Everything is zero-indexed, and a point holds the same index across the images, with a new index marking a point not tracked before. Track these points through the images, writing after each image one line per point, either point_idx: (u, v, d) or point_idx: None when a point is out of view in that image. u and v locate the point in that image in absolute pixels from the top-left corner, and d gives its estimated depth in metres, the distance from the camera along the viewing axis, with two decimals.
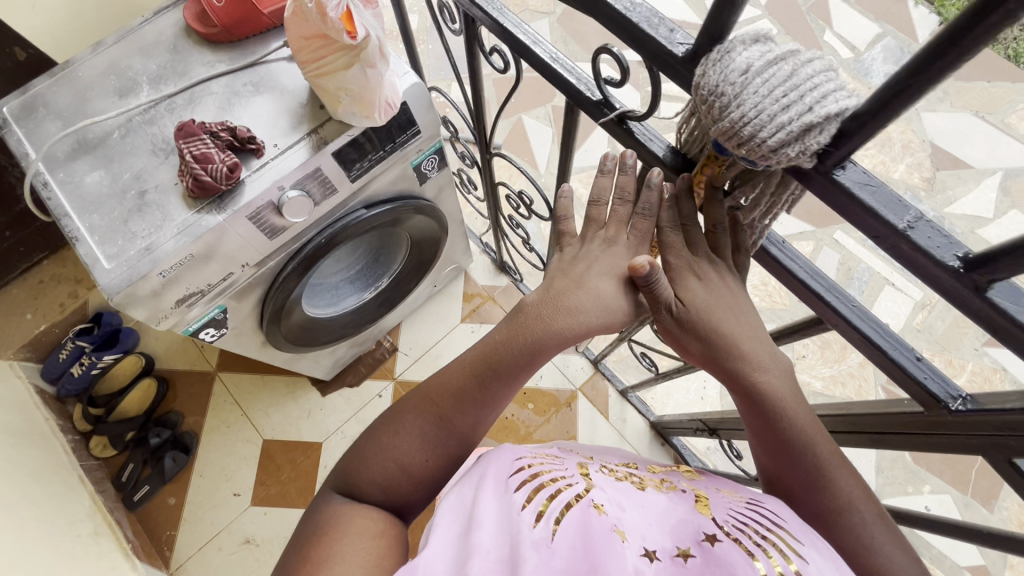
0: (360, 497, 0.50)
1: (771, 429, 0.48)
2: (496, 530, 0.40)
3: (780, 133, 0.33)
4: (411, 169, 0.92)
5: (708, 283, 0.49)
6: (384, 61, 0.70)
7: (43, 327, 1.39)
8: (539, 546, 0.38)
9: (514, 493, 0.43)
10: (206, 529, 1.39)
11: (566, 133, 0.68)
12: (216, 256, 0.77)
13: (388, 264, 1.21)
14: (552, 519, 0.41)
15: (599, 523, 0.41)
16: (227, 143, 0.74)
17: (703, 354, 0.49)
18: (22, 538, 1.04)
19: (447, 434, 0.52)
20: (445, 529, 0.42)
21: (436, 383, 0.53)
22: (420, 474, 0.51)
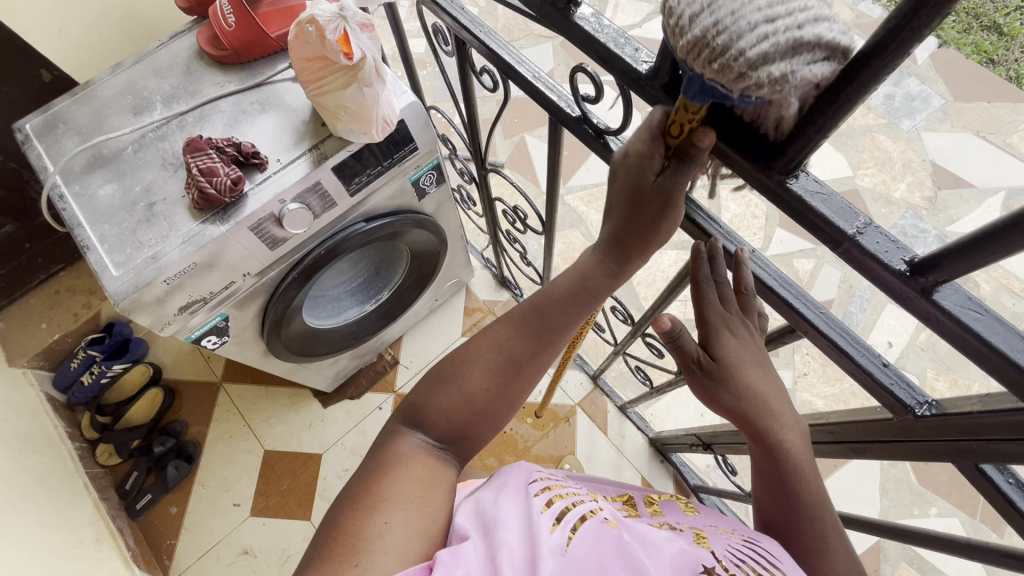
0: (426, 427, 0.51)
1: (785, 485, 0.47)
2: (516, 531, 0.40)
3: (764, 44, 0.28)
4: (409, 184, 0.95)
5: (741, 341, 0.50)
6: (380, 81, 0.75)
7: (56, 336, 1.44)
8: (556, 552, 0.38)
9: (533, 499, 0.43)
10: (206, 540, 1.40)
11: (552, 151, 0.71)
12: (219, 265, 0.80)
13: (389, 276, 1.24)
14: (570, 526, 0.40)
15: (614, 538, 0.41)
16: (232, 157, 0.78)
17: (732, 407, 0.48)
18: (24, 542, 1.07)
19: (518, 371, 0.53)
20: (469, 529, 0.42)
21: (504, 321, 0.54)
22: (490, 413, 0.53)
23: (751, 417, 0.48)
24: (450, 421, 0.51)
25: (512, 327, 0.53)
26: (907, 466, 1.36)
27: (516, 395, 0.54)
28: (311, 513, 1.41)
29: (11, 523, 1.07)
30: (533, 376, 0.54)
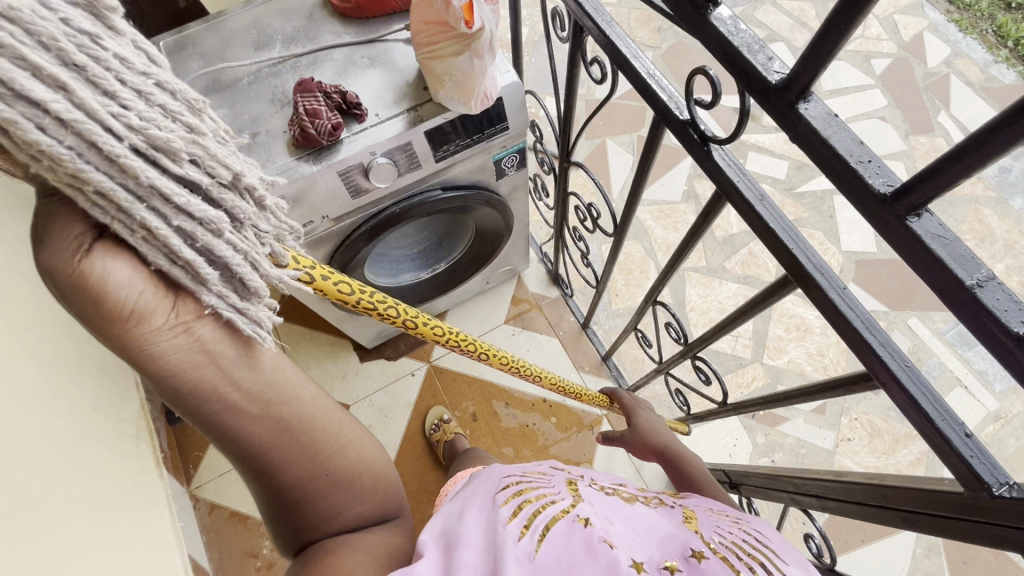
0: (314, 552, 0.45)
1: (673, 465, 0.81)
2: (486, 546, 0.48)
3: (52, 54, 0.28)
4: (491, 161, 0.98)
5: (645, 414, 0.95)
6: (491, 54, 0.76)
7: None
8: (526, 559, 0.46)
9: (501, 511, 0.51)
10: (230, 459, 1.49)
11: (645, 150, 0.70)
12: (304, 202, 0.83)
13: (450, 249, 1.27)
14: (536, 535, 0.48)
15: (584, 535, 0.49)
16: (337, 104, 0.81)
17: (642, 439, 0.90)
18: (74, 420, 1.16)
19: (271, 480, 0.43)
20: (431, 546, 0.49)
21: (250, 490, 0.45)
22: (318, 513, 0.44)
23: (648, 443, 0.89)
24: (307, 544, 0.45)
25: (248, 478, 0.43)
26: (943, 561, 1.27)
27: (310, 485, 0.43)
28: None
29: (69, 401, 1.17)
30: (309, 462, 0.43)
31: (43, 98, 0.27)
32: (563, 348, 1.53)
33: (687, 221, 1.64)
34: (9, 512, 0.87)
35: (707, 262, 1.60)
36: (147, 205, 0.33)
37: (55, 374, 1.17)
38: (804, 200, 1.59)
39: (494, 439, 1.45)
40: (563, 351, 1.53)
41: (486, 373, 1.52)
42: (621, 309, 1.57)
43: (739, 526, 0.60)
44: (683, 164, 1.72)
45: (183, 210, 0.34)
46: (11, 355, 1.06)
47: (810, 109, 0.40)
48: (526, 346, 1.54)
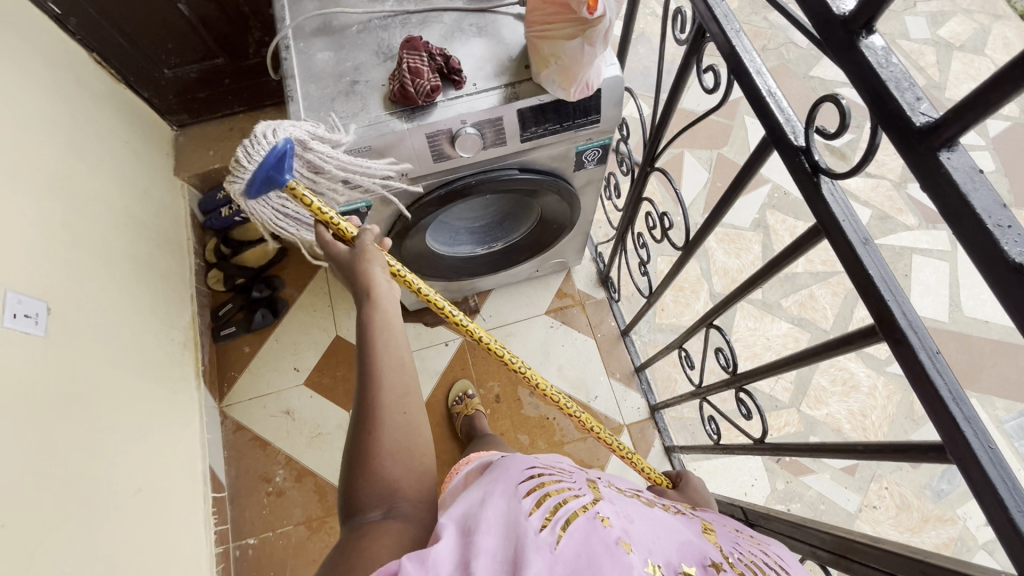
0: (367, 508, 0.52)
1: None
2: (509, 532, 0.49)
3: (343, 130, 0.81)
4: (574, 152, 0.97)
5: (691, 482, 0.94)
6: (604, 45, 0.75)
7: (217, 165, 1.65)
8: (547, 549, 0.46)
9: (523, 501, 0.52)
10: (262, 386, 1.54)
11: (740, 172, 0.68)
12: (388, 157, 0.84)
13: (510, 231, 1.27)
14: (559, 527, 0.49)
15: (606, 534, 0.50)
16: (438, 67, 0.82)
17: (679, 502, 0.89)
18: (122, 321, 1.24)
19: (357, 422, 0.55)
20: (449, 527, 0.50)
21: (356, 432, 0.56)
22: (382, 468, 0.53)
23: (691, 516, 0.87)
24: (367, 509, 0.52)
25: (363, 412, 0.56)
26: None
27: (384, 422, 0.54)
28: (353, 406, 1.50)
29: (120, 301, 1.26)
30: (385, 398, 0.55)
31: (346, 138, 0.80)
32: (598, 350, 1.52)
33: (750, 249, 1.60)
34: (26, 398, 0.94)
35: (762, 296, 1.55)
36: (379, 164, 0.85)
37: (111, 274, 1.25)
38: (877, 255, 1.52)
39: (514, 424, 1.46)
40: (597, 353, 1.52)
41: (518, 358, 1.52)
42: (665, 325, 1.54)
43: (760, 548, 0.61)
44: (759, 192, 1.67)
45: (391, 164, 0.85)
46: (69, 252, 1.14)
47: (952, 159, 0.37)
48: (561, 340, 1.53)
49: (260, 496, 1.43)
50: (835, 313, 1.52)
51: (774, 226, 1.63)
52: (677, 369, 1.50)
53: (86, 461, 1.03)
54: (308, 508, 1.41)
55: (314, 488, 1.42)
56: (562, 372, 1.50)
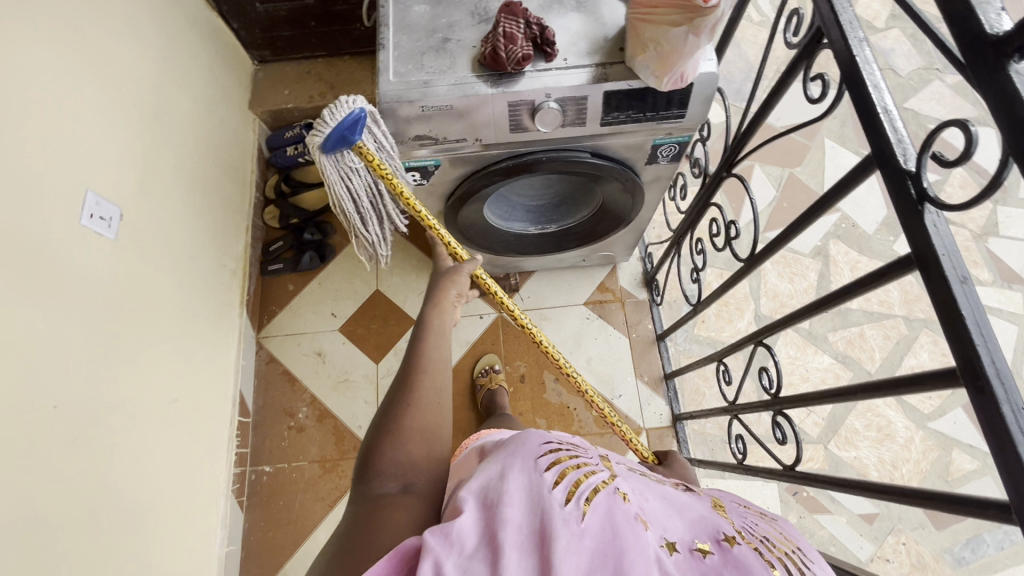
0: (387, 481, 0.57)
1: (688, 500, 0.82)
2: (532, 505, 0.49)
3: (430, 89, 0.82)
4: (650, 144, 0.94)
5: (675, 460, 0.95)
6: (709, 37, 0.72)
7: (290, 105, 1.68)
8: (571, 522, 0.47)
9: (544, 474, 0.52)
10: (299, 325, 1.59)
11: (825, 198, 0.67)
12: (467, 119, 0.84)
13: (566, 215, 1.26)
14: (583, 502, 0.49)
15: (624, 512, 0.49)
16: (533, 36, 0.81)
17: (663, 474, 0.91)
18: (183, 240, 1.30)
19: (393, 402, 0.62)
20: (470, 500, 0.51)
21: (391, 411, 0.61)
22: (410, 449, 0.59)
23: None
24: (385, 481, 0.57)
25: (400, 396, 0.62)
26: None
27: (418, 405, 0.61)
28: (382, 360, 1.53)
29: (184, 220, 1.31)
30: (424, 388, 0.62)
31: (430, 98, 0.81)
32: (630, 350, 1.50)
33: (806, 276, 1.55)
34: (87, 294, 1.00)
35: (809, 326, 1.50)
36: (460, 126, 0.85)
37: (180, 193, 1.31)
38: None
39: (534, 407, 1.47)
40: (629, 353, 1.50)
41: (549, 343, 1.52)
42: (702, 336, 1.51)
43: (771, 523, 0.58)
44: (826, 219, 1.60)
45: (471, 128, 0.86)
46: (146, 165, 1.20)
47: None
48: (595, 334, 1.52)
49: (281, 428, 1.48)
50: (883, 356, 1.45)
51: (836, 257, 1.56)
52: (707, 383, 1.46)
53: (132, 363, 1.09)
54: (324, 448, 1.45)
55: (333, 431, 1.47)
56: (590, 364, 1.49)
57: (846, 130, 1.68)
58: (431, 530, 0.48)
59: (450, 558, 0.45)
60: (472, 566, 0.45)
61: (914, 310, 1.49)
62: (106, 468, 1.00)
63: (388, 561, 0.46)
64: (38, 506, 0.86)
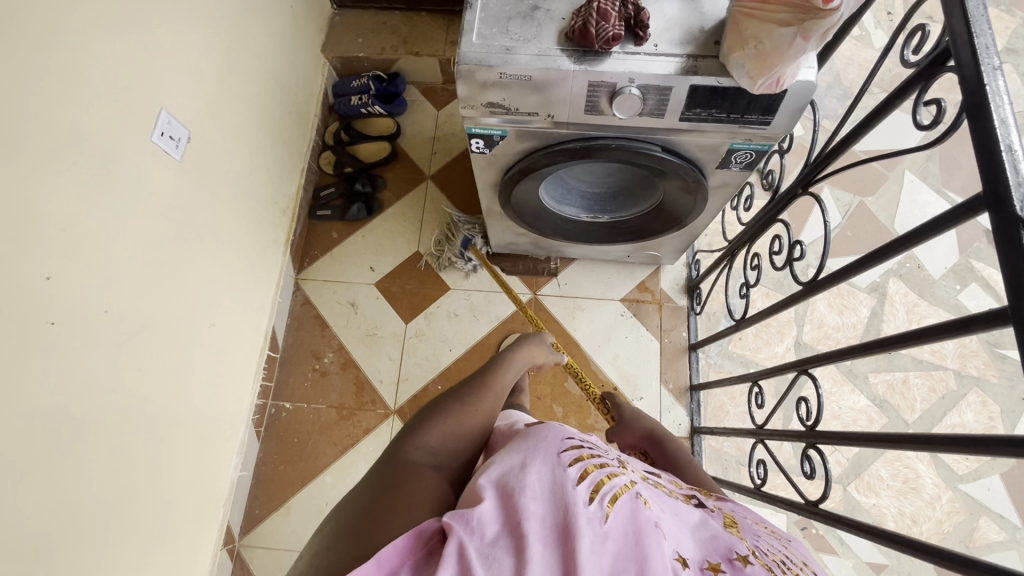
0: (422, 456, 0.61)
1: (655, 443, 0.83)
2: (554, 501, 0.48)
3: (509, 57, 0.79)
4: (726, 147, 0.90)
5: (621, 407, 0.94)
6: (818, 42, 0.68)
7: (361, 54, 1.68)
8: (593, 524, 0.46)
9: (568, 469, 0.51)
10: (336, 273, 1.61)
11: (905, 237, 0.65)
12: (543, 93, 0.82)
13: (621, 207, 1.23)
14: (605, 504, 0.48)
15: (645, 518, 0.48)
16: (627, 16, 0.77)
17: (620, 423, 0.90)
18: (241, 172, 1.32)
19: (450, 400, 0.70)
20: (491, 489, 0.50)
21: (444, 405, 0.69)
22: (449, 439, 0.65)
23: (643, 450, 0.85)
24: (418, 453, 0.61)
25: (461, 395, 0.71)
26: None
27: (469, 411, 0.69)
28: (412, 321, 1.55)
29: (245, 153, 1.33)
30: (483, 399, 0.72)
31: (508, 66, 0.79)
32: (660, 355, 1.47)
33: (857, 311, 1.48)
34: (149, 210, 1.04)
35: (851, 362, 1.43)
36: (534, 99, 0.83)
37: (245, 125, 1.33)
38: (1003, 364, 1.41)
39: (553, 394, 1.46)
40: (658, 357, 1.47)
41: (578, 333, 1.50)
42: (735, 354, 1.47)
43: (784, 547, 0.56)
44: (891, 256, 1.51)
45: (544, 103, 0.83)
46: (217, 93, 1.21)
47: None
48: (626, 332, 1.50)
49: (306, 370, 1.51)
50: (924, 408, 1.38)
51: (893, 296, 1.49)
52: (732, 402, 1.42)
53: (178, 282, 1.13)
54: (343, 396, 1.49)
55: (354, 380, 1.50)
56: (616, 362, 1.47)
57: (930, 165, 1.58)
58: (453, 513, 0.48)
59: (472, 543, 0.45)
60: (493, 553, 0.44)
61: (967, 366, 1.41)
62: (142, 379, 1.05)
63: (407, 537, 0.47)
64: (77, 399, 0.91)
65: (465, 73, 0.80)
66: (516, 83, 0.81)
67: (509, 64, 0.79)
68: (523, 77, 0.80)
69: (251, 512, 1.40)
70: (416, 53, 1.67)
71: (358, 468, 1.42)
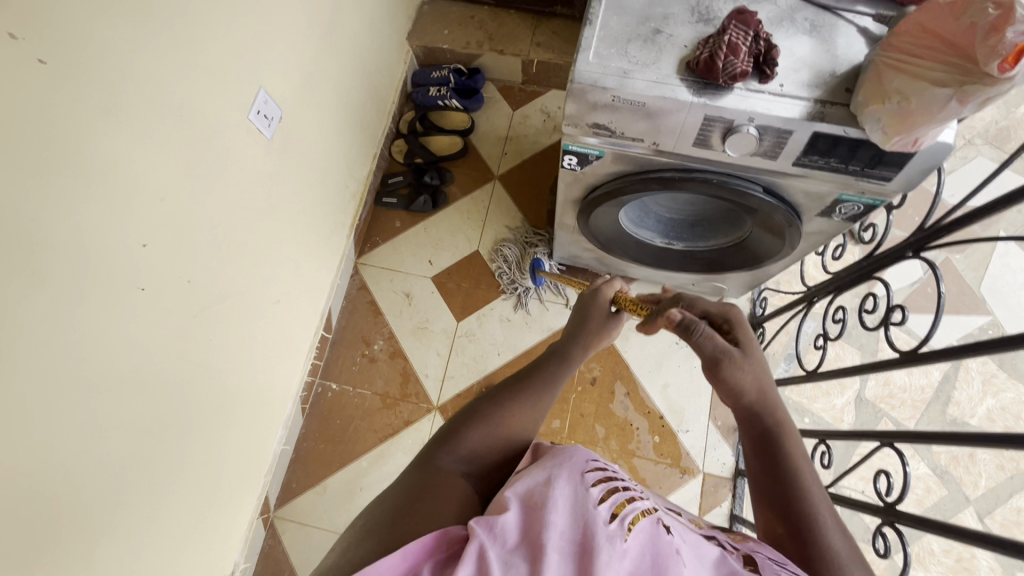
0: (454, 466, 0.60)
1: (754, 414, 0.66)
2: (574, 517, 0.46)
3: (624, 80, 0.77)
4: (833, 197, 0.86)
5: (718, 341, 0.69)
6: (974, 109, 0.62)
7: (445, 46, 1.67)
8: (611, 542, 0.44)
9: (591, 487, 0.49)
10: (394, 262, 1.61)
11: None
12: (652, 121, 0.79)
13: (698, 238, 1.19)
14: (626, 523, 0.46)
15: (664, 543, 0.46)
16: (756, 52, 0.74)
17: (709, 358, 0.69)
18: (320, 154, 1.33)
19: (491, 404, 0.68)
20: (513, 500, 0.49)
21: (485, 411, 0.67)
22: (482, 446, 0.63)
23: (749, 410, 0.66)
24: (450, 460, 0.60)
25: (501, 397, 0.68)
26: None
27: (507, 414, 0.67)
28: (464, 320, 1.55)
29: (327, 136, 1.35)
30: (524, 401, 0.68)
31: (621, 89, 0.76)
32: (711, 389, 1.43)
33: (927, 374, 1.40)
34: (236, 185, 1.05)
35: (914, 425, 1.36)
36: (639, 125, 0.80)
37: (329, 109, 1.33)
38: None
39: (596, 413, 1.42)
40: (709, 392, 1.43)
41: (629, 355, 1.47)
42: (791, 400, 1.41)
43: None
44: (971, 319, 1.41)
45: (650, 130, 0.81)
46: (310, 75, 1.22)
47: None
48: (679, 361, 1.46)
49: (355, 354, 1.53)
50: (988, 485, 1.31)
51: (969, 363, 1.41)
52: None
53: (252, 257, 1.15)
54: (389, 384, 1.50)
55: (401, 371, 1.51)
56: (665, 390, 1.44)
57: None
58: (477, 518, 0.47)
59: (492, 549, 0.44)
60: (511, 562, 0.43)
61: None
62: (209, 349, 1.07)
63: (432, 536, 0.47)
64: (150, 361, 0.94)
65: (575, 93, 0.78)
66: (626, 107, 0.78)
67: (623, 87, 0.76)
68: (633, 102, 0.77)
69: (288, 485, 1.44)
70: (500, 51, 1.65)
71: (395, 458, 1.43)
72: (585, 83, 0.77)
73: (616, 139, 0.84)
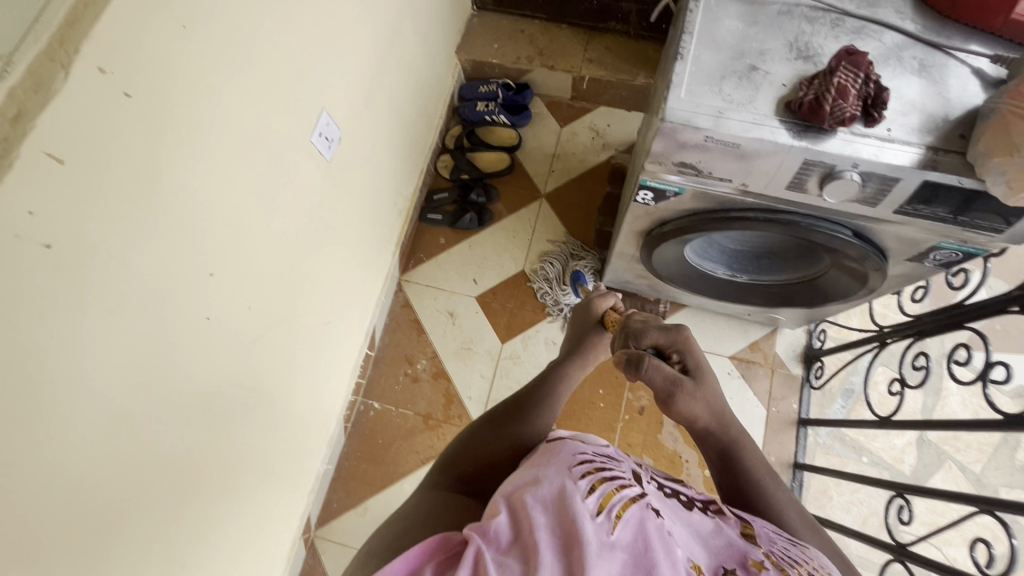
0: (453, 487, 0.62)
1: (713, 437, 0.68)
2: (559, 510, 0.43)
3: (718, 119, 0.73)
4: (930, 244, 0.81)
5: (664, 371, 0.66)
6: None
7: (495, 61, 1.64)
8: (601, 531, 0.41)
9: (578, 479, 0.47)
10: (437, 279, 1.59)
11: None
12: (745, 162, 0.75)
13: (763, 271, 1.14)
14: (614, 511, 0.44)
15: (654, 524, 0.44)
16: (865, 95, 0.70)
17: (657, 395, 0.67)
18: (373, 172, 1.32)
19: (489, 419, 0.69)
20: (503, 502, 0.47)
21: (481, 427, 0.68)
22: (482, 464, 0.64)
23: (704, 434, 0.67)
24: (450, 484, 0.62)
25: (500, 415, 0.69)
26: None
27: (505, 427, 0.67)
28: (507, 342, 1.52)
29: (379, 154, 1.33)
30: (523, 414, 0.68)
31: (716, 129, 0.72)
32: (764, 423, 1.38)
33: None
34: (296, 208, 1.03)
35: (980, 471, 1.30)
36: (728, 164, 0.76)
37: (384, 127, 1.31)
38: None
39: (643, 443, 1.39)
40: (760, 426, 1.38)
41: None
42: (848, 438, 1.36)
43: (804, 554, 0.51)
44: None
45: (740, 171, 0.77)
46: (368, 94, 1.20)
47: None
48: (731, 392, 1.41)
49: (398, 372, 1.52)
50: None
51: None
52: (838, 488, 1.32)
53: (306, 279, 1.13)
54: (431, 405, 1.48)
55: (443, 392, 1.49)
56: None
57: None
58: (473, 525, 0.45)
59: (488, 551, 0.42)
60: (505, 561, 0.41)
61: None
62: (262, 373, 1.06)
63: (428, 544, 0.44)
64: (211, 388, 0.93)
65: (665, 132, 0.74)
66: (718, 146, 0.74)
67: (718, 126, 0.72)
68: (726, 141, 0.73)
69: (328, 505, 1.42)
70: (552, 66, 1.62)
71: None
72: (677, 121, 0.73)
73: (698, 176, 0.80)
